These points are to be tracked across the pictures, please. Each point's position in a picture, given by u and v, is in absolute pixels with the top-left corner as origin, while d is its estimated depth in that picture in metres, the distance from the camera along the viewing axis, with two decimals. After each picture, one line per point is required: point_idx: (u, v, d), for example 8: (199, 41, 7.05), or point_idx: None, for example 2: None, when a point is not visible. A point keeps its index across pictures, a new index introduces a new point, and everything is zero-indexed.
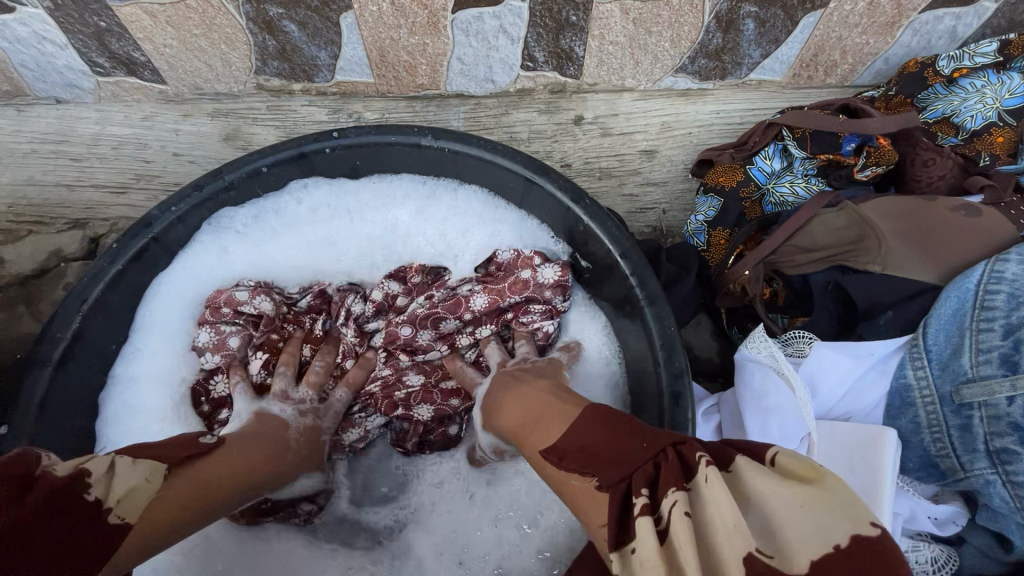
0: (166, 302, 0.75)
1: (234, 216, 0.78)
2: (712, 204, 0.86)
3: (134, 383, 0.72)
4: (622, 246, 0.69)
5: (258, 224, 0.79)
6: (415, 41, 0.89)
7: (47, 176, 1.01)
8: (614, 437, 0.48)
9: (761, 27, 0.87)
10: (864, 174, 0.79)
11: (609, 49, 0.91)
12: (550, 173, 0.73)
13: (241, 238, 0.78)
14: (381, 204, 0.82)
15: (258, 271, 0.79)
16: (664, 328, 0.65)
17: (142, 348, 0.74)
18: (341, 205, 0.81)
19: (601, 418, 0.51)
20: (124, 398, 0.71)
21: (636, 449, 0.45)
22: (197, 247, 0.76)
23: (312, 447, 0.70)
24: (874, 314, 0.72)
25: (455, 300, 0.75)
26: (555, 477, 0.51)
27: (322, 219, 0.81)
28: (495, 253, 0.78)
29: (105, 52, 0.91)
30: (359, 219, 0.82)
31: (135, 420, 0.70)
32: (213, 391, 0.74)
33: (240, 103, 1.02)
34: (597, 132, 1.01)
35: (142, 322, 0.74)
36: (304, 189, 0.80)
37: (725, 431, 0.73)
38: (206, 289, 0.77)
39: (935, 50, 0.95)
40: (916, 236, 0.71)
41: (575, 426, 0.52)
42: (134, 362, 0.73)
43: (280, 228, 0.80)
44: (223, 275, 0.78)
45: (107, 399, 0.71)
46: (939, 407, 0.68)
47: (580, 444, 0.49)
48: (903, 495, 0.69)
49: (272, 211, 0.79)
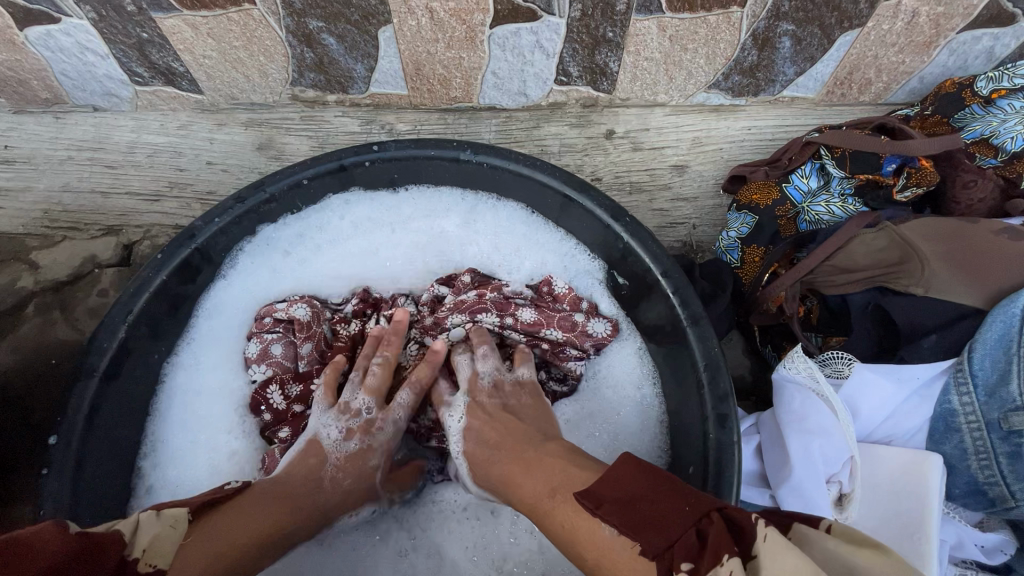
0: (219, 317, 0.77)
1: (278, 234, 0.80)
2: (745, 221, 0.86)
3: (194, 395, 0.74)
4: (664, 265, 0.69)
5: (302, 242, 0.81)
6: (451, 55, 0.90)
7: (82, 183, 1.02)
8: (653, 496, 0.47)
9: (798, 45, 0.87)
10: (904, 195, 0.80)
11: (644, 64, 0.91)
12: (588, 190, 0.73)
13: (288, 257, 0.80)
14: (426, 215, 0.83)
15: (304, 289, 0.80)
16: (707, 346, 0.65)
17: (198, 361, 0.75)
18: (386, 218, 0.83)
19: (637, 471, 0.50)
20: (187, 408, 0.74)
21: (676, 511, 0.45)
22: (245, 261, 0.78)
23: (358, 476, 0.67)
24: (917, 337, 0.71)
25: (505, 303, 0.76)
26: (585, 533, 0.50)
27: (366, 231, 0.82)
28: (551, 279, 0.78)
29: (145, 63, 0.92)
30: (403, 231, 0.83)
31: (195, 432, 0.73)
32: (270, 402, 0.73)
33: (274, 114, 1.03)
34: (628, 146, 1.01)
35: (198, 336, 0.76)
36: (345, 206, 0.82)
37: (765, 451, 0.73)
38: (255, 303, 0.79)
39: (971, 70, 0.94)
40: (959, 259, 0.71)
41: (610, 478, 0.51)
42: (194, 375, 0.75)
43: (324, 245, 0.81)
44: (271, 290, 0.79)
45: (166, 413, 0.73)
46: (986, 433, 0.68)
47: (618, 497, 0.49)
48: (949, 522, 0.70)
49: (316, 229, 0.81)
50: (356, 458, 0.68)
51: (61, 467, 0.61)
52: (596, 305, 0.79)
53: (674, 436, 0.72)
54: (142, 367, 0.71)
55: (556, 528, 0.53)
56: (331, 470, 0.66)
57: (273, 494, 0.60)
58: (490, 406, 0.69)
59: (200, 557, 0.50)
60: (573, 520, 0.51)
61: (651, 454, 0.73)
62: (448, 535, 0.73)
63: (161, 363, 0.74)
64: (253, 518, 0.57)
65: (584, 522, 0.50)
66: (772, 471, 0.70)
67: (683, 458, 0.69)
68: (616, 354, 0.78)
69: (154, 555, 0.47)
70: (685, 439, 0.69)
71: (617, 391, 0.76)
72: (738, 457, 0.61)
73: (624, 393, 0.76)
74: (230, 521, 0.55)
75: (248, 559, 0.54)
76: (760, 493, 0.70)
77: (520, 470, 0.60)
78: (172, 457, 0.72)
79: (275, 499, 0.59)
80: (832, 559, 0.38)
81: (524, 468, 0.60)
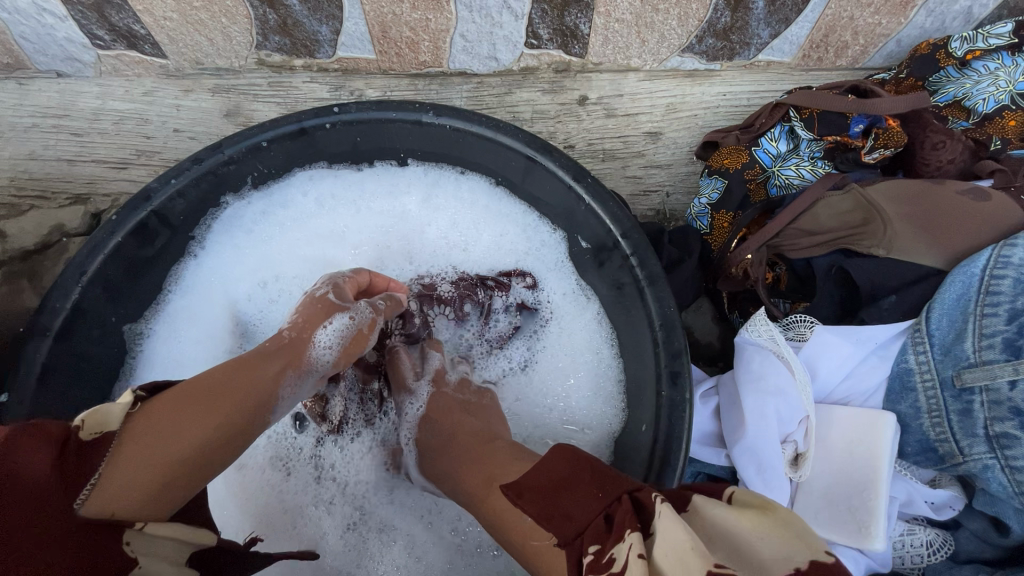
0: (198, 291, 0.80)
1: (243, 214, 0.81)
2: (716, 187, 0.84)
3: (170, 366, 0.77)
4: (625, 227, 0.68)
5: (267, 220, 0.82)
6: (417, 16, 0.88)
7: (48, 150, 1.00)
8: (567, 489, 0.47)
9: (771, 6, 0.85)
10: (873, 156, 0.78)
11: (615, 26, 0.90)
12: (552, 152, 0.72)
13: (251, 236, 0.82)
14: (388, 195, 0.85)
15: (265, 269, 0.83)
16: (663, 308, 0.64)
17: (171, 334, 0.78)
18: (349, 195, 0.84)
19: (563, 456, 0.51)
20: (174, 375, 0.77)
21: (589, 498, 0.45)
22: (214, 247, 0.80)
23: (314, 314, 0.65)
24: (877, 297, 0.71)
25: (429, 292, 0.84)
26: (513, 523, 0.53)
27: (330, 209, 0.84)
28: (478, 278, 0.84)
29: (105, 25, 0.90)
30: (368, 210, 0.85)
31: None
32: (330, 412, 0.78)
33: (241, 79, 1.00)
34: (601, 113, 1.00)
35: (170, 311, 0.78)
36: (310, 184, 0.82)
37: (723, 413, 0.72)
38: (230, 285, 0.81)
39: (949, 31, 0.93)
40: (921, 219, 0.70)
41: (538, 466, 0.51)
42: (167, 345, 0.78)
43: (291, 225, 0.83)
44: (238, 273, 0.82)
45: (145, 377, 0.76)
46: (940, 391, 0.68)
47: (539, 485, 0.49)
48: (899, 479, 0.70)
49: (281, 207, 0.82)
50: (308, 303, 0.67)
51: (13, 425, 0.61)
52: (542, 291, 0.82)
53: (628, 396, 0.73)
54: (98, 330, 0.71)
55: (508, 533, 0.54)
56: (288, 329, 0.64)
57: (235, 361, 0.57)
58: (451, 397, 0.73)
59: (158, 425, 0.47)
60: (508, 504, 0.55)
61: (609, 410, 0.75)
62: (398, 509, 0.77)
63: (119, 325, 0.74)
64: (208, 375, 0.53)
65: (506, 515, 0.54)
66: (728, 431, 0.70)
67: (636, 419, 0.70)
68: (576, 323, 0.80)
69: (96, 426, 0.45)
70: (640, 400, 0.69)
71: (561, 360, 0.79)
72: (689, 414, 0.60)
73: (581, 357, 0.78)
74: (190, 380, 0.52)
75: (209, 396, 0.51)
76: (716, 453, 0.71)
77: (474, 479, 0.61)
78: None
79: (232, 364, 0.57)
80: (722, 533, 0.38)
81: (474, 473, 0.62)
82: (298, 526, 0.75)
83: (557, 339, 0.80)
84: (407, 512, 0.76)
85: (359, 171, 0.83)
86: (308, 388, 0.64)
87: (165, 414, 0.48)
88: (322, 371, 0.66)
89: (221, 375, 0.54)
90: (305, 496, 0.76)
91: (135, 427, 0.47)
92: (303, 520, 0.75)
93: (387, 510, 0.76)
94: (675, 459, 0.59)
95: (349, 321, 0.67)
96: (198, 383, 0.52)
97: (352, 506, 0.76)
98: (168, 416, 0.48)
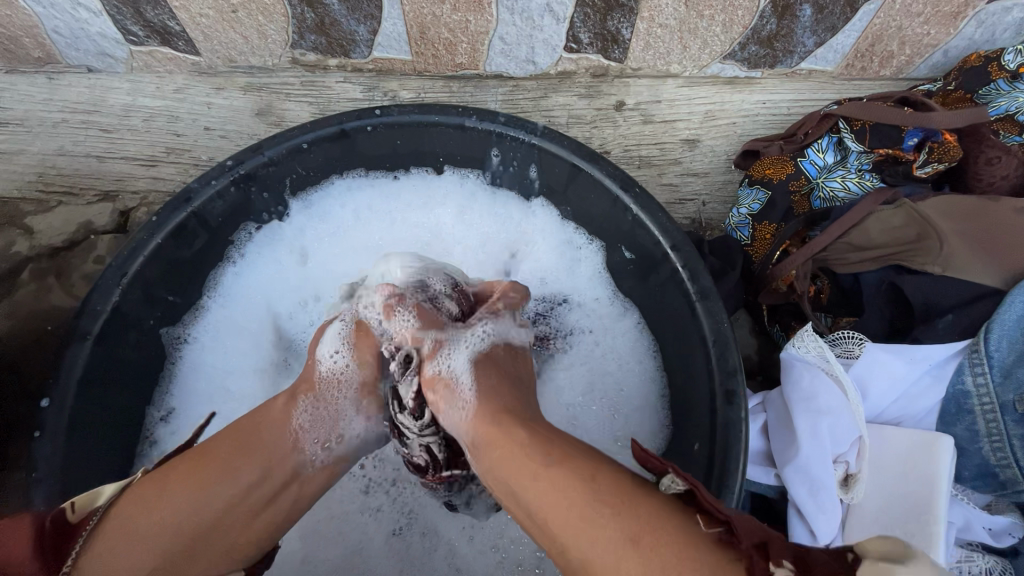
0: (236, 296, 0.79)
1: (282, 223, 0.80)
2: (758, 197, 0.83)
3: (211, 372, 0.76)
4: (674, 238, 0.67)
5: (305, 230, 0.82)
6: (458, 18, 0.86)
7: (77, 146, 0.99)
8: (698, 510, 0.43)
9: (819, 14, 0.83)
10: (924, 170, 0.78)
11: (657, 32, 0.88)
12: (598, 160, 0.70)
13: (291, 246, 0.81)
14: (422, 203, 0.84)
15: (301, 276, 0.82)
16: (716, 323, 0.63)
17: (212, 341, 0.77)
18: (384, 204, 0.83)
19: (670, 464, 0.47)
20: (214, 384, 0.76)
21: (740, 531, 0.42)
22: (251, 252, 0.79)
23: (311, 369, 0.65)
24: (933, 317, 0.70)
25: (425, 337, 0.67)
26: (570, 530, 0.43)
27: (366, 220, 0.83)
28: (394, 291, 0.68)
29: (140, 21, 0.88)
30: (405, 224, 0.84)
31: (218, 399, 0.76)
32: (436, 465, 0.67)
33: (274, 78, 0.99)
34: (638, 119, 0.98)
35: (210, 316, 0.77)
36: (347, 194, 0.82)
37: (771, 431, 0.72)
38: (268, 291, 0.81)
39: (998, 43, 0.91)
40: (976, 236, 0.70)
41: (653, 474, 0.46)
42: (207, 352, 0.77)
43: (327, 234, 0.83)
44: (274, 280, 0.81)
45: (186, 384, 0.75)
46: (1000, 415, 0.67)
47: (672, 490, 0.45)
48: (957, 503, 0.68)
49: (318, 216, 0.82)
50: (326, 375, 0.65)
51: (54, 429, 0.59)
52: (582, 300, 0.81)
53: (674, 409, 0.72)
54: (133, 333, 0.69)
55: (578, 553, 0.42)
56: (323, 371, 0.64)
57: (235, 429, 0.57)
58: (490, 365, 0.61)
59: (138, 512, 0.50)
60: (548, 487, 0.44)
61: (653, 422, 0.74)
62: (444, 518, 0.75)
63: (155, 328, 0.73)
64: (204, 453, 0.54)
65: (574, 487, 0.44)
66: (778, 449, 0.69)
67: (685, 433, 0.69)
68: (618, 331, 0.79)
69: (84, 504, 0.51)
70: (691, 416, 0.68)
71: (602, 367, 0.78)
72: (745, 433, 0.58)
73: (625, 368, 0.77)
74: (177, 465, 0.53)
75: (197, 476, 0.52)
76: (765, 472, 0.69)
77: (564, 512, 0.43)
78: (186, 426, 0.74)
79: (231, 433, 0.57)
80: None
81: (581, 489, 0.43)
82: (345, 532, 0.74)
83: (591, 330, 0.80)
84: (451, 521, 0.75)
85: (394, 178, 0.83)
86: (353, 405, 0.63)
87: (149, 499, 0.50)
88: (354, 383, 0.64)
89: (221, 447, 0.55)
90: (348, 503, 0.75)
91: (117, 516, 0.50)
92: (348, 526, 0.74)
93: (432, 515, 0.75)
94: (731, 480, 0.57)
95: (344, 325, 0.67)
96: (191, 460, 0.53)
97: (398, 513, 0.75)
98: (153, 504, 0.50)
